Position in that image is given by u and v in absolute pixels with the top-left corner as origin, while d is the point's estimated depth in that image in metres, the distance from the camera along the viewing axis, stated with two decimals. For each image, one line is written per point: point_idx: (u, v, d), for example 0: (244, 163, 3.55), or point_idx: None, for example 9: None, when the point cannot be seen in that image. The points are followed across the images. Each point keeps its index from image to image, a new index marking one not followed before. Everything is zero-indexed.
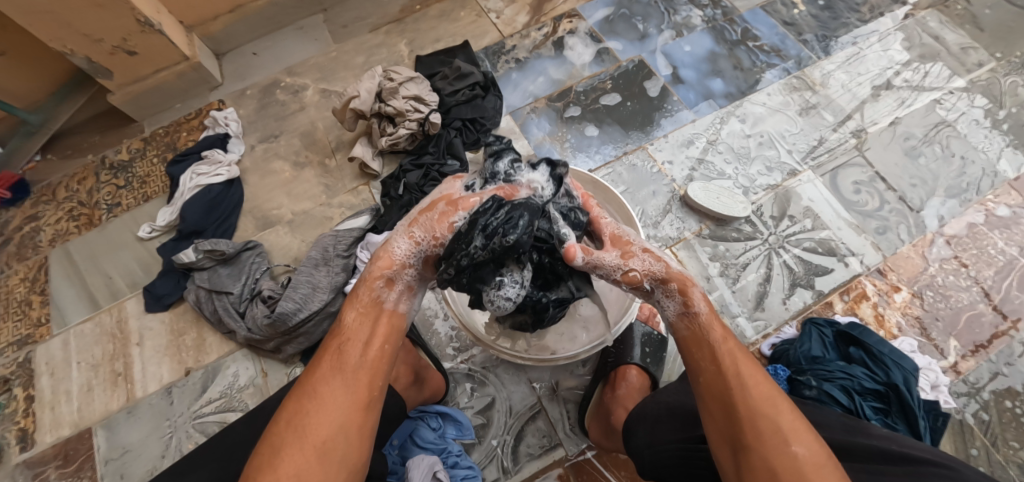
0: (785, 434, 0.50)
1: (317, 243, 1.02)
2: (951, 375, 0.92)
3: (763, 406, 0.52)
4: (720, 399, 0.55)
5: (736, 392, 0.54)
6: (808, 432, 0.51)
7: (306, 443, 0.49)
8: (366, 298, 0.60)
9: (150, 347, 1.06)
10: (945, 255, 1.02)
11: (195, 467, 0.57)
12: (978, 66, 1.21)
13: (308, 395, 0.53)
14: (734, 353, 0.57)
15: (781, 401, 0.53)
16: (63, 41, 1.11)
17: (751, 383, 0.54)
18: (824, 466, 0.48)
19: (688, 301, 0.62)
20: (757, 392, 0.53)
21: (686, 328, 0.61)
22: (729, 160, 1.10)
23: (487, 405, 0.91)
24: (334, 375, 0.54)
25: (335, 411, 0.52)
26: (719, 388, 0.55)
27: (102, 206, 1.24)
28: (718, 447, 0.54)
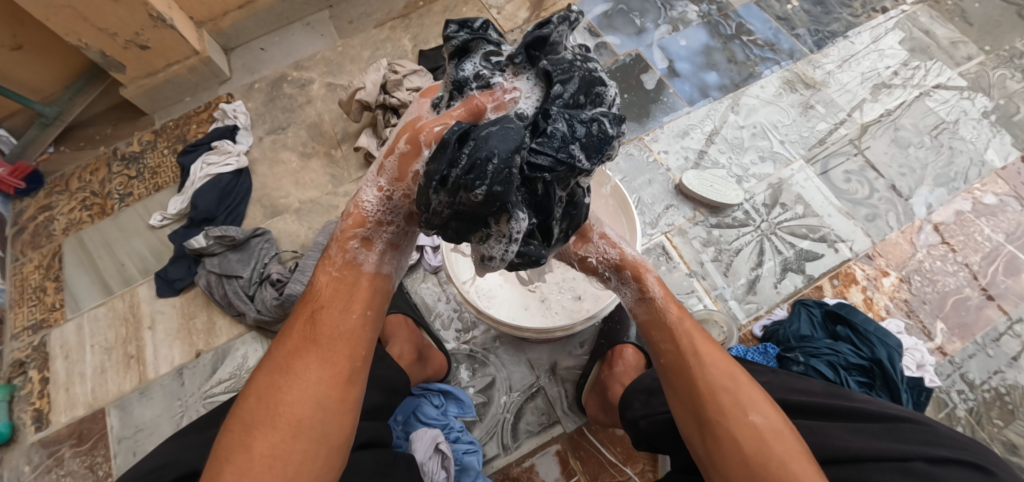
0: (745, 404, 0.53)
1: (324, 229, 1.05)
2: (938, 356, 0.95)
3: (722, 381, 0.55)
4: (684, 379, 0.57)
5: (694, 367, 0.57)
6: (766, 402, 0.54)
7: (280, 420, 0.49)
8: (340, 259, 0.58)
9: (161, 330, 1.10)
10: (933, 242, 1.05)
11: (209, 425, 0.63)
12: (967, 59, 1.24)
13: (278, 375, 0.52)
14: (691, 335, 0.60)
15: (739, 375, 0.56)
16: (79, 36, 1.15)
17: (711, 361, 0.57)
18: (783, 431, 0.51)
19: (642, 287, 0.65)
20: (715, 367, 0.56)
21: (645, 312, 0.65)
22: (723, 150, 1.13)
23: (488, 385, 0.94)
24: (302, 353, 0.53)
25: (306, 388, 0.51)
26: (681, 367, 0.58)
27: (114, 196, 1.28)
28: (684, 422, 0.56)
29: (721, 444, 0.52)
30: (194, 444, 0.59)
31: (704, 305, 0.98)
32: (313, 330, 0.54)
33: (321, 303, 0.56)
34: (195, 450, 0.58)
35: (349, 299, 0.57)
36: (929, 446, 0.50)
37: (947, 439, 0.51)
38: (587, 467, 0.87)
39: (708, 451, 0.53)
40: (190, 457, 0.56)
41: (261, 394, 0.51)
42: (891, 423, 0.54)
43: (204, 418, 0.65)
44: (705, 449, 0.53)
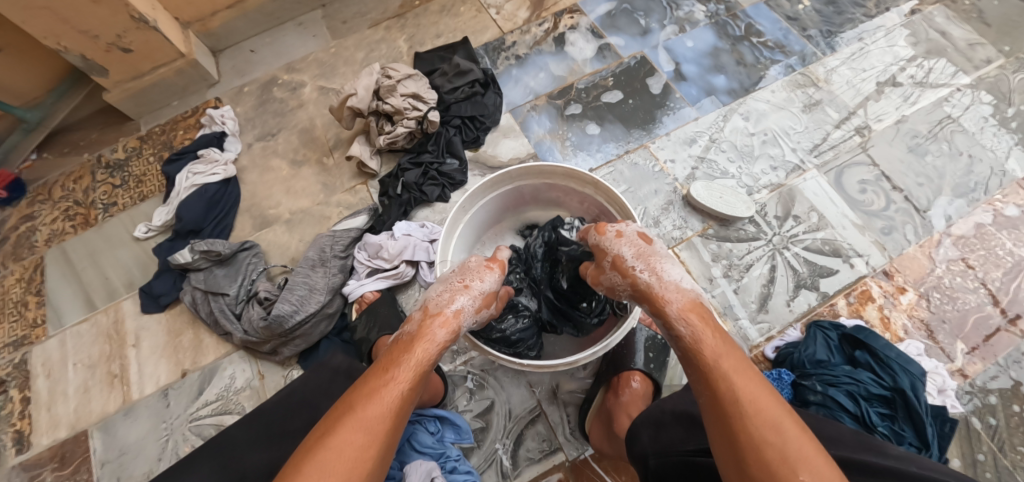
0: (792, 461, 0.45)
1: (314, 243, 1.00)
2: (958, 379, 0.90)
3: (766, 433, 0.48)
4: (721, 430, 0.51)
5: (736, 417, 0.49)
6: (816, 456, 0.46)
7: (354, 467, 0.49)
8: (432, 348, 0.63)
9: (147, 347, 1.05)
10: (953, 256, 1.00)
11: (191, 465, 0.58)
12: (986, 62, 1.18)
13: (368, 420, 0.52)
14: (729, 379, 0.53)
15: (784, 422, 0.48)
16: (59, 39, 1.10)
17: (747, 406, 0.50)
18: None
19: (669, 324, 0.61)
20: (759, 415, 0.49)
21: (675, 349, 0.61)
22: (732, 159, 1.08)
23: (486, 409, 0.90)
24: (390, 415, 0.54)
25: (382, 450, 0.52)
26: (719, 414, 0.51)
27: (99, 205, 1.23)
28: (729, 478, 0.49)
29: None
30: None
31: None
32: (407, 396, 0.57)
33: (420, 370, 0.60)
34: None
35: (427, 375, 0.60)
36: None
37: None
38: None
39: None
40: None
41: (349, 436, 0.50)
42: None
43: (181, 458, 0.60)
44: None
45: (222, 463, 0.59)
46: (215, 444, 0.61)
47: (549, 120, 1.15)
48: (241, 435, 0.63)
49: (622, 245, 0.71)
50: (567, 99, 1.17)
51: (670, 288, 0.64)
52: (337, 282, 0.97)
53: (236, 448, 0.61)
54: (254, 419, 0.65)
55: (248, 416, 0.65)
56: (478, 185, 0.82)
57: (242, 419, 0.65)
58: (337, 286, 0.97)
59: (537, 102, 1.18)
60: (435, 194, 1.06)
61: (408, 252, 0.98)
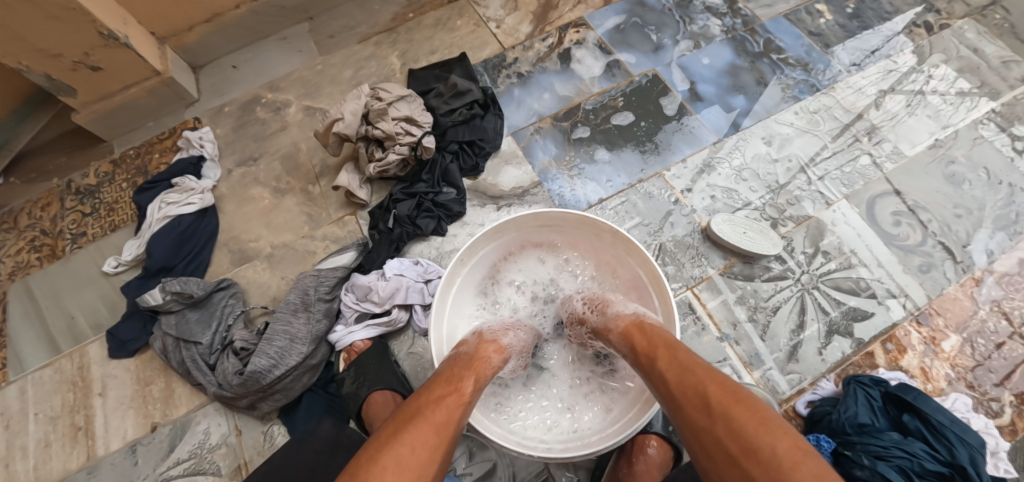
0: (733, 437, 0.46)
1: (296, 284, 0.91)
2: (1008, 437, 0.81)
3: (704, 419, 0.48)
4: (682, 419, 0.51)
5: (678, 410, 0.51)
6: (754, 426, 0.45)
7: (407, 442, 0.50)
8: (487, 370, 0.63)
9: (113, 397, 0.96)
10: (996, 297, 0.91)
11: None
12: (1022, 81, 1.10)
13: (422, 447, 0.50)
14: (665, 374, 0.54)
15: (717, 396, 0.49)
16: (17, 57, 1.00)
17: (694, 393, 0.50)
18: (784, 465, 0.42)
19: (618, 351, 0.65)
20: (686, 399, 0.51)
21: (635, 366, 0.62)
22: (754, 188, 0.99)
23: (488, 472, 0.81)
24: (447, 411, 0.55)
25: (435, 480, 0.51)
26: (671, 413, 0.52)
27: (66, 236, 1.13)
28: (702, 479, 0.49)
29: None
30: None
31: (739, 375, 0.85)
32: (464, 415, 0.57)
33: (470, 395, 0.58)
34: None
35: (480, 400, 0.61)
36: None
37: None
38: None
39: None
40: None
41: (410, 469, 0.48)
42: None
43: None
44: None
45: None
46: None
47: (554, 145, 1.06)
48: None
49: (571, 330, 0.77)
50: (573, 121, 1.08)
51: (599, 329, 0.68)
52: (322, 329, 0.88)
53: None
54: None
55: None
56: (480, 234, 0.74)
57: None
58: (322, 333, 0.87)
59: (541, 125, 1.09)
60: (430, 228, 0.97)
61: (400, 295, 0.89)
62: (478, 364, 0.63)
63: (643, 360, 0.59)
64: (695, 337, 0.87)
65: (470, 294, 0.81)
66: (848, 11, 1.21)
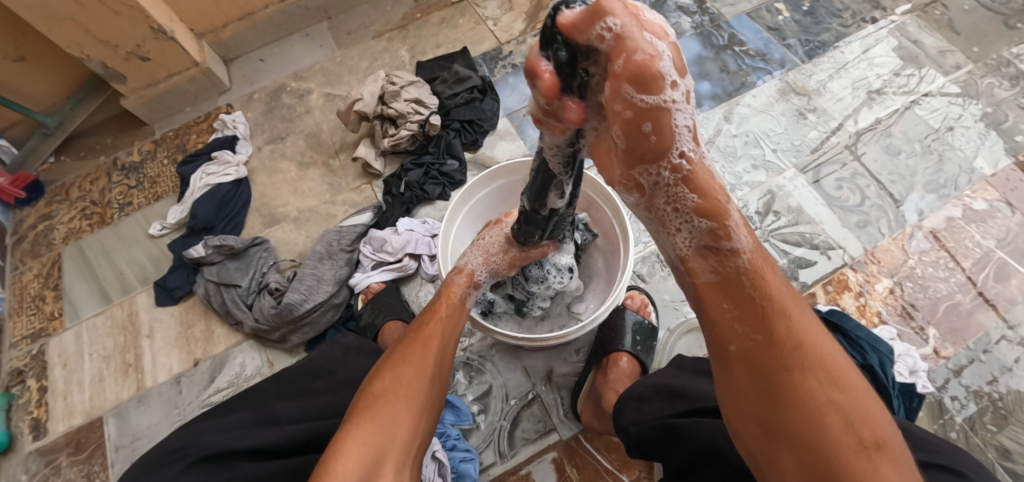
0: (856, 421, 0.41)
1: (321, 237, 1.08)
2: (930, 361, 0.96)
3: (828, 392, 0.42)
4: (803, 384, 0.42)
5: (793, 371, 0.42)
6: (875, 418, 0.43)
7: (405, 365, 0.61)
8: (458, 292, 0.74)
9: (160, 338, 1.10)
10: (925, 248, 1.06)
11: (231, 411, 0.64)
12: (955, 68, 1.26)
13: (418, 361, 0.62)
14: (791, 321, 0.43)
15: (846, 373, 0.43)
16: (81, 47, 1.17)
17: (825, 358, 0.43)
18: (895, 456, 0.41)
19: (727, 238, 0.42)
20: (819, 367, 0.42)
21: (715, 272, 0.44)
22: (717, 159, 1.17)
23: (484, 393, 0.95)
24: (436, 335, 0.66)
25: (439, 381, 0.64)
26: (761, 363, 0.43)
27: (114, 205, 1.28)
28: (745, 429, 0.45)
29: (803, 468, 0.42)
30: (214, 429, 0.59)
31: None
32: (448, 329, 0.69)
33: (445, 314, 0.70)
34: (214, 433, 0.59)
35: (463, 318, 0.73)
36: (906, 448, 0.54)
37: (925, 442, 0.55)
38: (583, 475, 0.87)
39: (773, 463, 0.44)
40: (211, 440, 0.57)
41: (411, 377, 0.60)
42: None
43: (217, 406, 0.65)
44: (771, 462, 0.44)
45: (258, 409, 0.64)
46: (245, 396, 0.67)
47: None
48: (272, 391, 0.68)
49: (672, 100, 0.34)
50: None
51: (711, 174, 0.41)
52: (344, 274, 1.04)
53: (268, 401, 0.66)
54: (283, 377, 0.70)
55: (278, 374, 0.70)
56: (478, 177, 0.92)
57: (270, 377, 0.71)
58: (344, 277, 1.04)
59: None
60: (436, 192, 1.13)
61: (411, 246, 1.04)
62: (446, 291, 0.75)
63: (750, 288, 0.43)
64: (663, 280, 1.02)
65: (468, 232, 0.98)
66: (804, 9, 1.37)
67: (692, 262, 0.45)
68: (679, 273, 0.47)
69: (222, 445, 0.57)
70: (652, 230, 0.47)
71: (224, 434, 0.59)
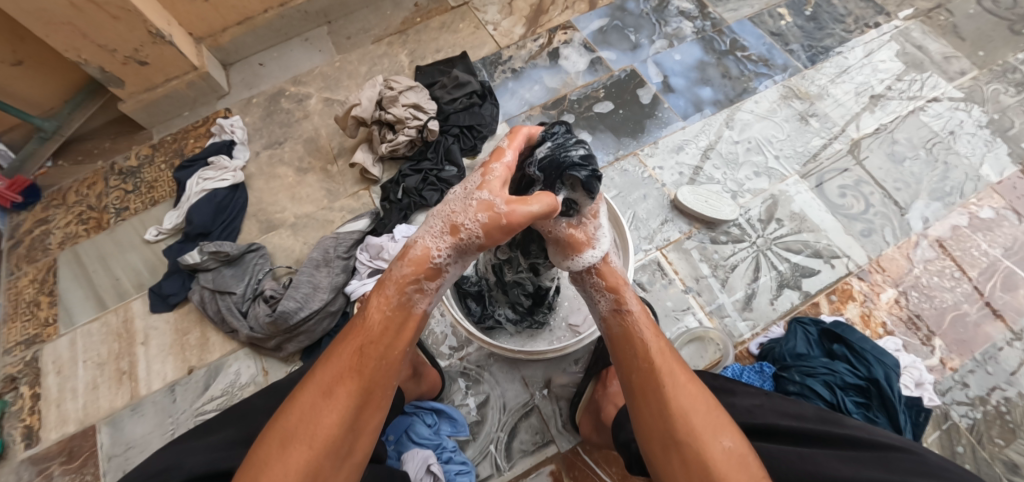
0: (715, 428, 0.54)
1: (318, 244, 1.07)
2: (936, 373, 0.94)
3: (692, 404, 0.55)
4: (675, 400, 0.56)
5: (668, 387, 0.57)
6: (731, 427, 0.55)
7: (302, 421, 0.51)
8: (393, 294, 0.56)
9: (155, 346, 1.09)
10: (930, 257, 1.04)
11: (218, 429, 0.63)
12: (960, 74, 1.24)
13: (314, 420, 0.51)
14: (663, 353, 0.60)
15: (704, 395, 0.57)
16: (79, 52, 1.16)
17: (688, 384, 0.57)
18: (747, 458, 0.52)
19: (620, 299, 0.65)
20: (686, 385, 0.57)
21: (619, 325, 0.64)
22: (718, 166, 1.16)
23: (482, 403, 0.93)
24: (345, 374, 0.53)
25: (348, 433, 0.52)
26: (650, 385, 0.58)
27: (111, 210, 1.27)
28: (650, 448, 0.56)
29: (688, 468, 0.52)
30: (199, 449, 0.59)
31: (700, 321, 0.99)
32: (364, 360, 0.54)
33: (364, 341, 0.54)
34: (198, 455, 0.58)
35: (396, 336, 0.56)
36: (919, 473, 0.51)
37: (941, 468, 0.52)
38: None
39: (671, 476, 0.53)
40: (195, 462, 0.56)
41: (303, 438, 0.50)
42: (881, 451, 0.55)
43: (204, 423, 0.64)
44: (669, 475, 0.54)
45: (246, 427, 0.63)
46: (234, 411, 0.66)
47: None
48: (260, 405, 0.67)
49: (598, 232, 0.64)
50: (560, 109, 1.24)
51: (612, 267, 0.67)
52: (340, 281, 1.03)
53: (256, 416, 0.65)
54: (273, 391, 0.69)
55: (268, 388, 0.69)
56: None
57: (260, 390, 0.69)
58: (340, 285, 1.02)
59: (531, 113, 1.24)
60: (434, 199, 1.11)
61: None
62: (378, 293, 0.57)
63: (639, 334, 0.62)
64: (663, 289, 1.02)
65: None
66: (807, 13, 1.36)
67: (608, 322, 0.66)
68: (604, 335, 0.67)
69: (205, 467, 0.56)
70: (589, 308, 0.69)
71: (209, 455, 0.58)
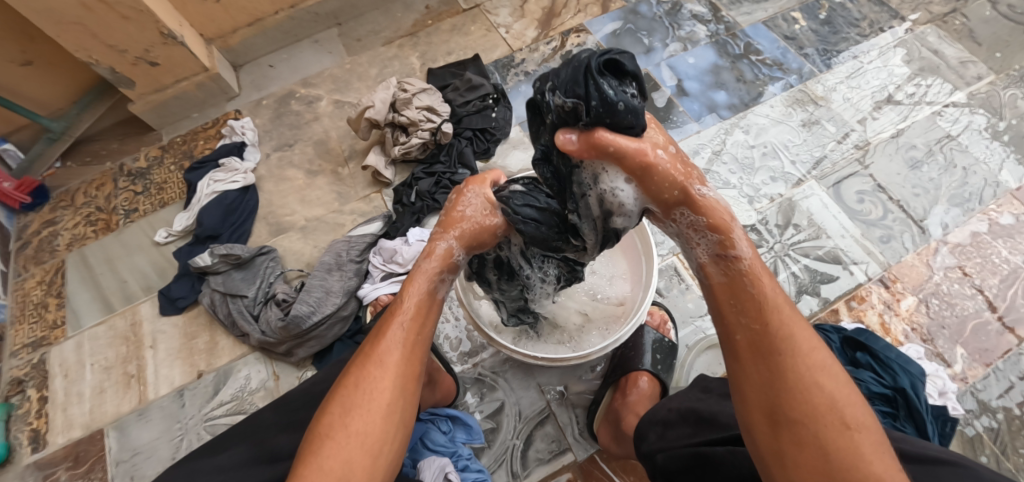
0: (844, 409, 0.44)
1: (330, 248, 1.06)
2: (958, 383, 0.92)
3: (815, 376, 0.46)
4: (790, 370, 0.47)
5: (783, 354, 0.48)
6: (862, 409, 0.45)
7: (359, 391, 0.51)
8: (425, 283, 0.60)
9: (163, 350, 1.07)
10: (950, 264, 1.03)
11: (228, 446, 0.62)
12: (977, 79, 1.23)
13: (373, 392, 0.51)
14: (782, 311, 0.50)
15: (829, 365, 0.47)
16: (89, 52, 1.15)
17: (809, 352, 0.48)
18: (882, 447, 0.43)
19: (727, 243, 0.54)
20: (807, 355, 0.47)
21: (724, 274, 0.54)
22: (733, 170, 1.15)
23: (496, 410, 0.92)
24: (399, 350, 0.55)
25: (405, 405, 0.53)
26: (761, 350, 0.49)
27: (119, 212, 1.26)
28: (750, 416, 0.48)
29: (800, 448, 0.44)
30: (207, 468, 0.58)
31: None
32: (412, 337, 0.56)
33: (409, 316, 0.57)
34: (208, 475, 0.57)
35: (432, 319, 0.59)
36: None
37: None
38: None
39: (777, 451, 0.45)
40: None
41: (363, 409, 0.50)
42: (929, 465, 0.53)
43: (218, 439, 0.64)
44: (773, 451, 0.45)
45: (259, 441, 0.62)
46: (244, 427, 0.65)
47: None
48: (272, 418, 0.66)
49: (672, 147, 0.53)
50: None
51: (717, 201, 0.55)
52: (353, 285, 1.02)
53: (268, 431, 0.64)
54: (284, 404, 0.68)
55: (281, 400, 0.68)
56: None
57: (272, 404, 0.68)
58: (353, 289, 1.01)
59: None
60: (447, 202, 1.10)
61: None
62: (409, 282, 0.60)
63: (749, 287, 0.52)
64: (680, 295, 1.01)
65: None
66: (821, 17, 1.35)
67: (708, 269, 0.56)
68: (703, 283, 0.57)
69: None
70: (684, 251, 0.59)
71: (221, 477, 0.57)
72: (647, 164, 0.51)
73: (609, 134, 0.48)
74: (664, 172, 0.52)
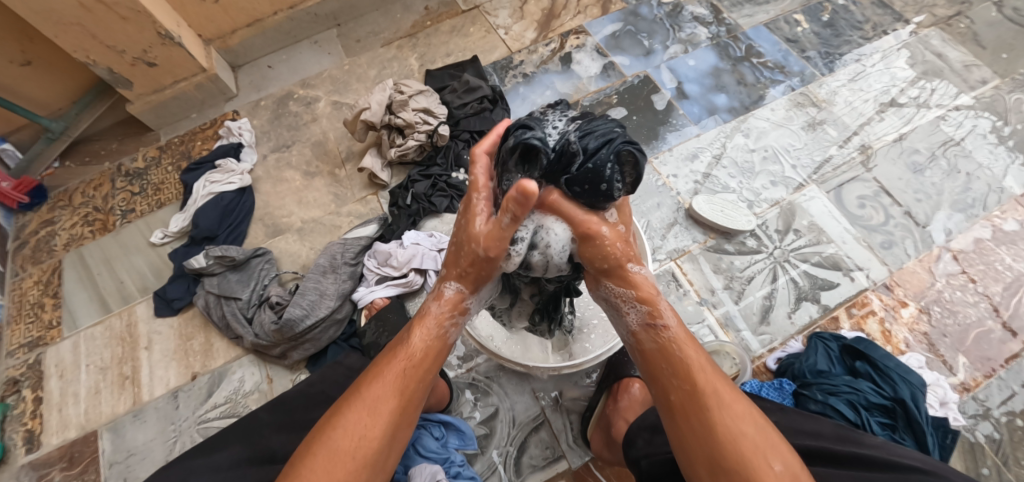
0: (766, 450, 0.47)
1: (326, 250, 1.06)
2: (960, 392, 0.91)
3: (740, 427, 0.48)
4: (719, 424, 0.49)
5: (712, 410, 0.50)
6: (786, 450, 0.48)
7: (350, 436, 0.49)
8: (433, 325, 0.57)
9: (158, 351, 1.07)
10: (953, 271, 1.01)
11: (221, 445, 0.60)
12: (982, 83, 1.21)
13: (362, 439, 0.49)
14: (706, 370, 0.53)
15: (753, 414, 0.50)
16: (87, 52, 1.15)
17: (734, 405, 0.50)
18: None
19: (654, 312, 0.55)
20: (733, 407, 0.50)
21: (652, 341, 0.55)
22: (733, 174, 1.13)
23: (491, 415, 0.91)
24: (395, 397, 0.53)
25: (389, 454, 0.52)
26: (692, 409, 0.51)
27: (117, 212, 1.26)
28: (695, 471, 0.50)
29: None
30: (199, 470, 0.56)
31: (715, 334, 0.96)
32: (409, 383, 0.54)
33: (410, 362, 0.54)
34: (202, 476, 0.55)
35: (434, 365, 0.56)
36: None
37: None
38: None
39: None
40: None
41: (350, 457, 0.48)
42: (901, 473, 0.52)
43: (208, 439, 0.62)
44: None
45: (250, 444, 0.61)
46: (238, 426, 0.63)
47: None
48: (268, 419, 0.65)
49: (621, 227, 0.54)
50: None
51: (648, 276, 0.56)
52: (347, 288, 1.01)
53: (261, 432, 0.63)
54: (279, 405, 0.67)
55: (274, 402, 0.67)
56: None
57: (267, 404, 0.67)
58: (347, 292, 1.01)
59: None
60: (444, 205, 1.09)
61: (417, 260, 1.01)
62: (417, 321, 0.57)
63: (676, 351, 0.54)
64: (678, 301, 1.00)
65: None
66: (824, 20, 1.34)
67: (638, 336, 0.57)
68: (634, 348, 0.58)
69: None
70: (615, 319, 0.59)
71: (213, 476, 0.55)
72: (592, 233, 0.51)
73: (565, 204, 0.51)
74: (606, 243, 0.52)
